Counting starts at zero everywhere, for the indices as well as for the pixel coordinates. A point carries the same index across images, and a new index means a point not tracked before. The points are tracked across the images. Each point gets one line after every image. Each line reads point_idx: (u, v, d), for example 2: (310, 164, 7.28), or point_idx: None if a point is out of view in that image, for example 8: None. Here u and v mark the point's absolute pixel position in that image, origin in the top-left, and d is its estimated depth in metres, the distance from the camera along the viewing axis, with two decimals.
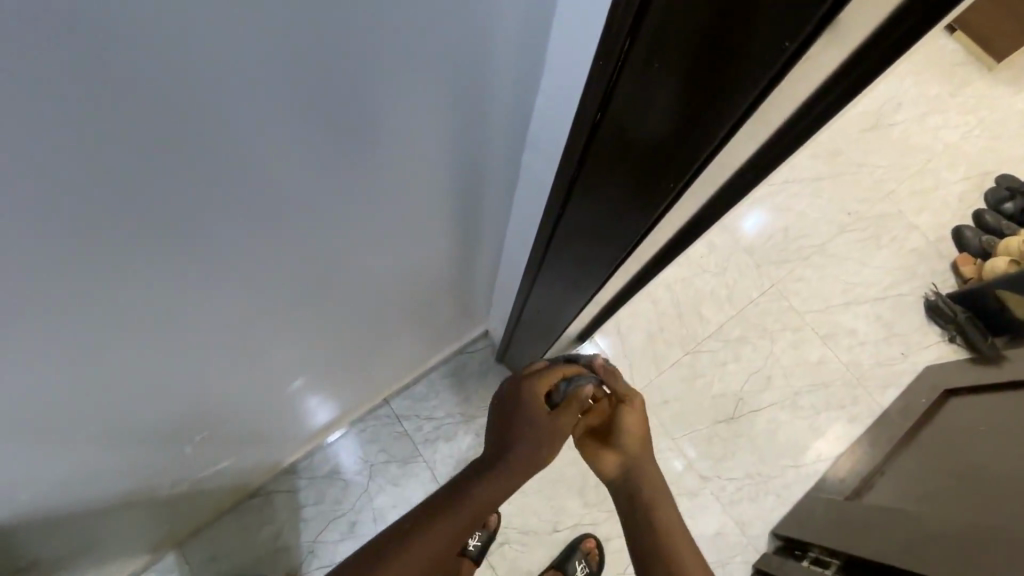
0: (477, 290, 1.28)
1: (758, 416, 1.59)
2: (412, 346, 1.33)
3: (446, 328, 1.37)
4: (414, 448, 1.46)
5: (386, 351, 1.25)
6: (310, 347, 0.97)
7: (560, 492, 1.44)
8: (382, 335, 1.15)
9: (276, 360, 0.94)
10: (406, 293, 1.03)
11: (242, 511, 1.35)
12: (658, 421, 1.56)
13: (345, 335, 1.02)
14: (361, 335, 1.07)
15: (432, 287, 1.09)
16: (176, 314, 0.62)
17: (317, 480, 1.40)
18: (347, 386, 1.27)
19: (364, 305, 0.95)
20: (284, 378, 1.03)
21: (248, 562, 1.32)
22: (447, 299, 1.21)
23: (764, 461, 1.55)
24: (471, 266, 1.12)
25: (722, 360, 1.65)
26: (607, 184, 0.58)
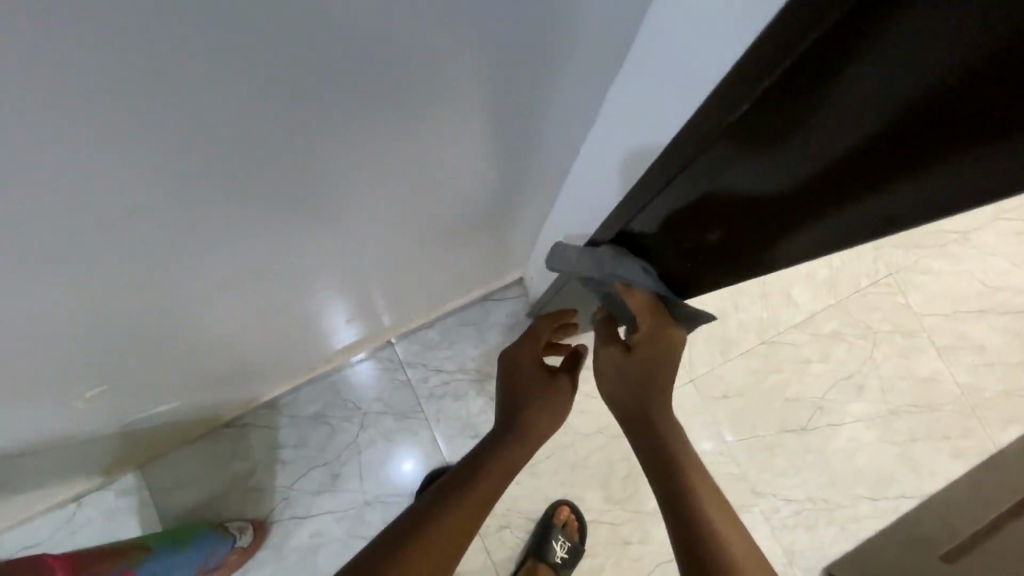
0: (518, 231, 0.98)
1: (837, 432, 1.28)
2: (426, 289, 1.06)
3: (472, 273, 1.10)
4: (415, 402, 1.24)
5: (394, 294, 1.00)
6: (291, 288, 0.72)
7: (578, 481, 1.21)
8: (388, 277, 0.88)
9: (244, 304, 0.69)
10: (424, 234, 0.75)
11: (213, 442, 1.18)
12: (714, 420, 1.27)
13: (338, 275, 0.76)
14: (361, 276, 0.81)
15: (462, 228, 0.80)
16: (10, 252, 0.35)
17: (300, 420, 1.21)
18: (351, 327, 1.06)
19: (364, 244, 0.68)
20: (263, 320, 0.80)
21: (215, 499, 1.16)
22: (480, 244, 0.93)
23: (833, 485, 1.26)
24: (518, 205, 0.83)
25: (806, 358, 1.31)
26: (680, 191, 0.49)
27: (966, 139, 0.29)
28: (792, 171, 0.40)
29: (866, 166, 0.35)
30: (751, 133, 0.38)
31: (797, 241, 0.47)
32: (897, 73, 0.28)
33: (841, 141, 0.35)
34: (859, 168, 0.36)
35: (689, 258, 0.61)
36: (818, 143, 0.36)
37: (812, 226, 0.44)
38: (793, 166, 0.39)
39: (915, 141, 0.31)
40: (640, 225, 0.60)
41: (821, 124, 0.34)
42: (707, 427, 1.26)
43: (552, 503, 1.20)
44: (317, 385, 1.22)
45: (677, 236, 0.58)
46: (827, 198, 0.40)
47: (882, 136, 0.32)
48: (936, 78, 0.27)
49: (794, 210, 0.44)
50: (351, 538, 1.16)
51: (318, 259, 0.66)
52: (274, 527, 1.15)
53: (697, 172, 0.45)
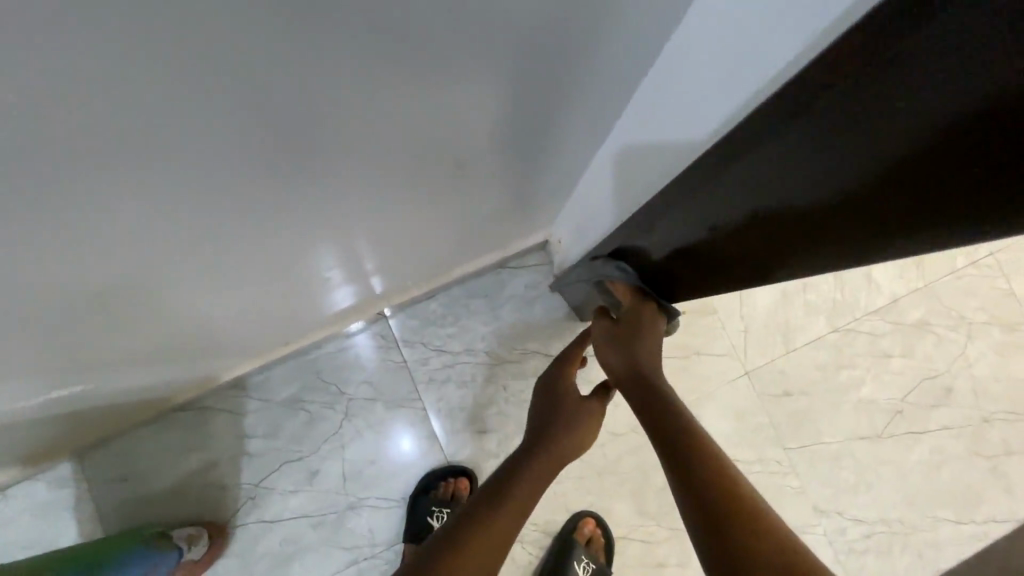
0: (550, 177, 0.75)
1: (919, 441, 1.06)
2: (429, 248, 0.83)
3: (485, 231, 0.88)
4: (412, 387, 1.03)
5: (386, 254, 0.77)
6: (233, 237, 0.49)
7: (606, 489, 1.01)
8: (377, 229, 0.65)
9: (157, 258, 0.46)
10: (430, 166, 0.52)
11: (167, 428, 0.98)
12: (771, 422, 1.05)
13: (303, 224, 0.53)
14: (337, 226, 0.58)
15: (482, 161, 0.57)
16: None
17: (273, 405, 1.00)
18: (329, 295, 0.84)
19: (340, 172, 0.45)
20: (201, 283, 0.57)
21: (169, 496, 0.97)
22: (502, 190, 0.71)
23: (911, 505, 1.05)
24: (559, 134, 0.59)
25: (885, 351, 1.09)
26: (708, 189, 0.50)
27: (968, 178, 0.29)
28: (818, 188, 0.39)
29: (882, 194, 0.35)
30: (786, 142, 0.38)
31: (814, 261, 0.46)
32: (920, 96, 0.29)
33: (868, 163, 0.34)
34: (879, 193, 0.35)
35: (707, 261, 0.62)
36: (846, 165, 0.36)
37: (830, 246, 0.43)
38: (818, 185, 0.39)
39: (928, 176, 0.31)
40: (665, 220, 0.60)
41: (851, 139, 0.34)
42: (763, 430, 1.04)
43: (574, 515, 0.99)
44: (295, 364, 1.01)
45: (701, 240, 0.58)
46: (847, 219, 0.39)
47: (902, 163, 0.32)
48: (949, 112, 0.28)
49: (813, 229, 0.43)
50: (331, 548, 0.97)
51: (267, 193, 0.43)
52: (239, 532, 0.96)
53: (730, 172, 0.46)
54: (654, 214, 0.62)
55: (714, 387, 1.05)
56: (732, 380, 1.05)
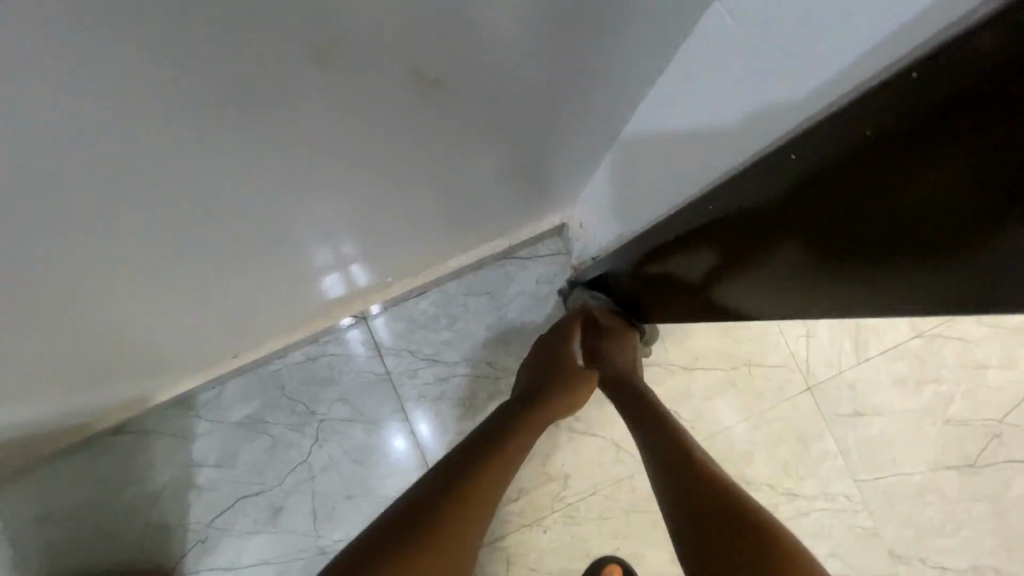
0: (573, 138, 0.55)
1: (1021, 472, 0.86)
2: (412, 233, 0.63)
3: (486, 212, 0.68)
4: (397, 405, 0.84)
5: (352, 241, 0.57)
6: (62, 219, 0.29)
7: (635, 530, 0.82)
8: (328, 209, 0.46)
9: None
10: (395, 106, 0.33)
11: (97, 455, 0.80)
12: (839, 449, 0.85)
13: (194, 197, 0.33)
14: (259, 203, 0.38)
15: (481, 102, 0.37)
16: None
17: (226, 428, 0.81)
18: (283, 295, 0.65)
19: (227, 92, 0.25)
20: (55, 288, 0.38)
21: (99, 538, 0.79)
22: (507, 153, 0.51)
23: (1009, 551, 0.85)
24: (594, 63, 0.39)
25: (980, 361, 0.88)
26: (694, 205, 0.44)
27: (978, 233, 0.23)
28: (803, 217, 0.33)
29: (883, 239, 0.28)
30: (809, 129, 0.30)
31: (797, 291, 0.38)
32: (945, 115, 0.22)
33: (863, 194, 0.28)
34: (860, 233, 0.29)
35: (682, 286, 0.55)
36: (838, 194, 0.30)
37: (796, 283, 0.37)
38: (804, 215, 0.33)
39: (927, 218, 0.25)
40: (650, 233, 0.55)
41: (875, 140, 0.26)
42: (829, 458, 0.85)
43: (596, 562, 0.81)
44: (251, 378, 0.82)
45: (676, 264, 0.52)
46: (826, 244, 0.32)
47: (902, 199, 0.26)
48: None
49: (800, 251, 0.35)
50: None
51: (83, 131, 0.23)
52: None
53: (720, 190, 0.40)
54: (645, 226, 0.56)
55: (768, 406, 0.85)
56: (790, 397, 0.86)
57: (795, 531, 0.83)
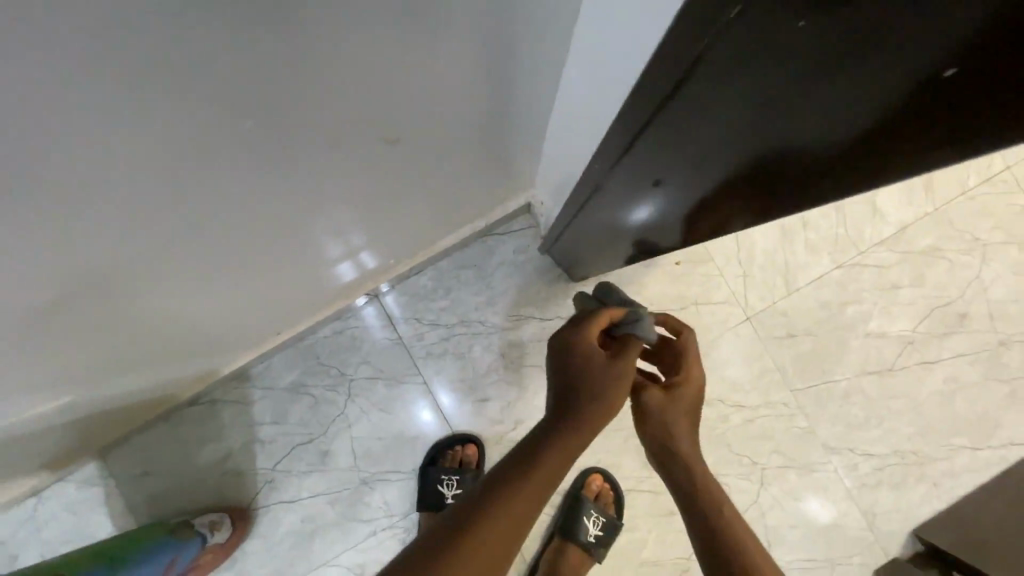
0: (516, 139, 0.72)
1: (931, 371, 1.03)
2: (404, 223, 0.81)
3: (462, 200, 0.85)
4: (410, 363, 1.03)
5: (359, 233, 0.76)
6: (189, 230, 0.49)
7: (611, 444, 1.02)
8: (338, 210, 0.64)
9: (102, 257, 0.45)
10: (372, 137, 0.50)
11: (181, 422, 1.01)
12: (775, 365, 1.03)
13: (252, 209, 0.52)
14: (292, 210, 0.56)
15: (433, 130, 0.55)
16: None
17: (278, 393, 1.02)
18: (310, 279, 0.83)
19: (281, 152, 0.44)
20: (164, 277, 0.57)
21: (191, 486, 1.01)
22: (466, 157, 0.68)
23: (924, 436, 1.03)
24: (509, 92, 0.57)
25: (893, 282, 1.04)
26: (658, 171, 0.49)
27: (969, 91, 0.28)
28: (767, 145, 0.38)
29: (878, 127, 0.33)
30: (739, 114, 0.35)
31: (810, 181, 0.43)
32: (858, 63, 0.28)
33: (799, 114, 0.33)
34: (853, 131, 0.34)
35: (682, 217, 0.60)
36: (782, 122, 0.34)
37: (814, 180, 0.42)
38: (769, 144, 0.38)
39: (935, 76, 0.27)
40: (629, 194, 0.58)
41: (809, 95, 0.31)
42: (767, 374, 1.03)
43: (582, 472, 1.01)
44: (292, 351, 1.02)
45: (679, 204, 0.55)
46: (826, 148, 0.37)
47: (822, 105, 0.32)
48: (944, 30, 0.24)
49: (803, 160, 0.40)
50: (349, 521, 1.00)
51: (207, 180, 0.43)
52: (261, 513, 1.00)
53: (670, 159, 0.45)
54: (608, 195, 0.62)
55: (715, 335, 1.03)
56: (732, 327, 1.03)
57: (742, 434, 1.02)
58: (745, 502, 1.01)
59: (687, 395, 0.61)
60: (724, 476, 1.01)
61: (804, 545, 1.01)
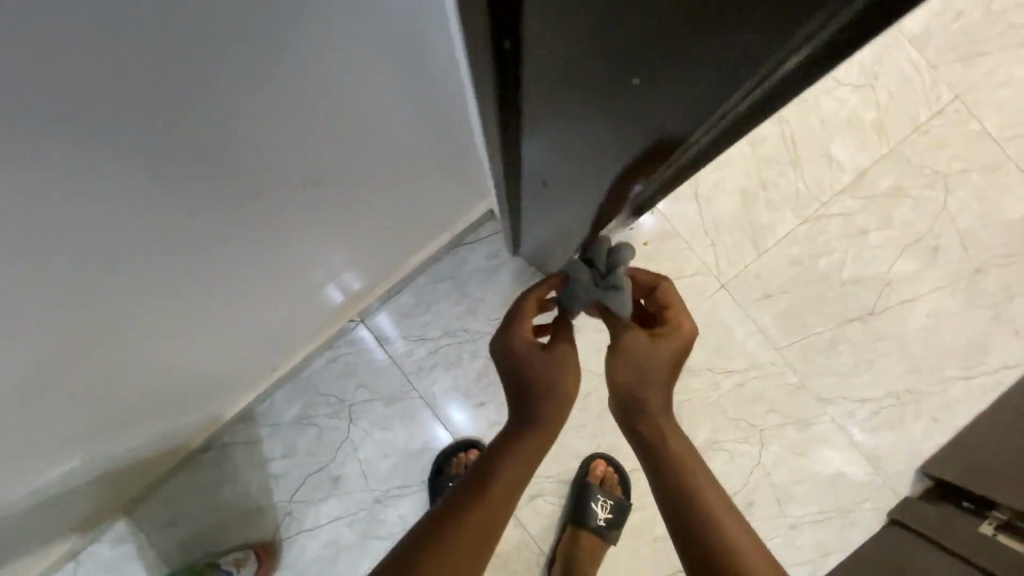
0: (452, 167, 0.75)
1: (912, 308, 1.04)
2: (360, 254, 0.84)
3: (417, 223, 0.88)
4: (404, 380, 1.07)
5: (320, 271, 0.79)
6: (151, 298, 0.54)
7: (609, 429, 1.04)
8: (299, 249, 0.67)
9: (74, 326, 0.49)
10: (318, 188, 0.54)
11: (197, 469, 1.06)
12: (757, 327, 1.05)
13: (208, 269, 0.56)
14: (252, 257, 0.60)
15: (362, 176, 0.58)
16: None
17: (283, 427, 1.06)
18: (291, 317, 0.87)
19: (217, 227, 0.48)
20: (141, 336, 0.60)
21: (216, 529, 1.05)
22: (404, 189, 0.72)
23: (916, 373, 1.04)
24: (430, 137, 0.60)
25: (861, 227, 1.05)
26: (549, 172, 0.47)
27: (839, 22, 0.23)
28: (626, 138, 0.36)
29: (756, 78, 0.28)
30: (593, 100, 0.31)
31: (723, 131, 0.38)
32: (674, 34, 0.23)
33: (638, 108, 0.32)
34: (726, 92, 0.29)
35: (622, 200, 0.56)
36: (626, 116, 0.33)
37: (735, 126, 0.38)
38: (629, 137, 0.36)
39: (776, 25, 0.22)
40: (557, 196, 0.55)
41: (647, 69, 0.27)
42: (751, 336, 1.05)
43: (585, 460, 1.04)
44: (291, 386, 1.06)
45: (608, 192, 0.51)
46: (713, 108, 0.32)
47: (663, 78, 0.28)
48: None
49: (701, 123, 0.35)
50: (369, 541, 1.04)
51: (161, 257, 0.47)
52: (285, 545, 1.04)
53: (562, 154, 0.42)
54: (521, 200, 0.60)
55: (693, 308, 1.05)
56: (709, 297, 1.05)
57: (735, 399, 1.04)
58: (748, 464, 1.03)
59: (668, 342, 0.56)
60: (723, 442, 1.03)
61: (813, 498, 1.03)
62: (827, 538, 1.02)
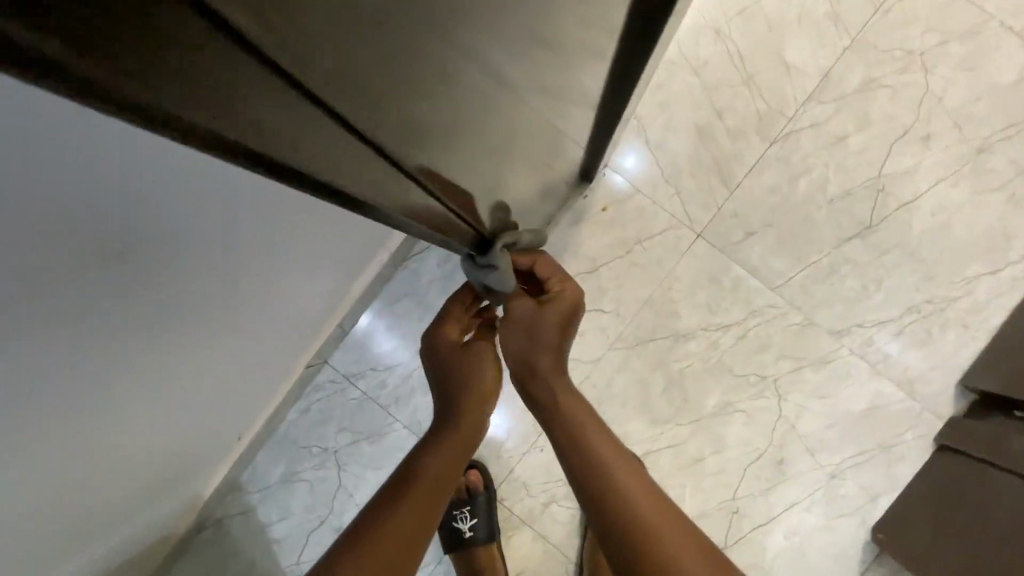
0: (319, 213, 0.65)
1: (915, 209, 0.92)
2: (271, 326, 0.74)
3: (322, 273, 0.78)
4: (383, 413, 0.99)
5: (228, 362, 0.69)
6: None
7: (610, 415, 0.95)
8: (221, 321, 0.59)
9: (62, 428, 0.46)
10: (211, 236, 0.47)
11: (196, 552, 1.00)
12: (746, 271, 0.94)
13: (50, 433, 0.45)
14: (119, 386, 0.50)
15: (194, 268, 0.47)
16: None
17: (273, 489, 1.00)
18: (247, 384, 0.80)
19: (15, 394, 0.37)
20: (137, 417, 0.58)
21: None
22: (271, 257, 0.61)
23: (934, 280, 0.92)
24: (248, 202, 0.50)
25: (838, 134, 0.94)
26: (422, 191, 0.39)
27: None
28: (409, 86, 0.27)
29: None
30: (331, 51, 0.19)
31: None
32: None
33: (387, 57, 0.23)
34: None
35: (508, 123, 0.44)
36: (382, 75, 0.24)
37: None
38: (413, 82, 0.27)
39: None
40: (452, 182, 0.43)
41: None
42: (742, 282, 0.94)
43: None
44: (271, 446, 1.00)
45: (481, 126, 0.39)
46: None
47: None
48: None
49: None
50: None
51: None
52: None
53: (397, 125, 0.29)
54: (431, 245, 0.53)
55: (672, 266, 0.95)
56: (686, 250, 0.95)
57: (740, 354, 0.94)
58: (769, 421, 0.94)
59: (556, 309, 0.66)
60: (737, 402, 0.94)
61: (848, 440, 0.93)
62: (872, 479, 0.93)
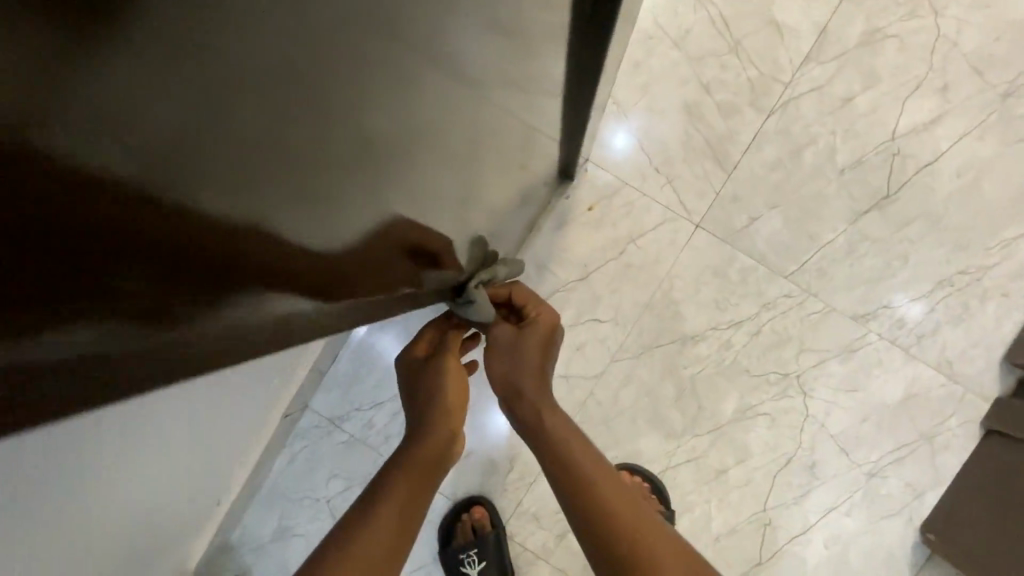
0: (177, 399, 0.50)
1: (938, 171, 0.82)
2: (168, 490, 0.63)
3: (222, 414, 0.65)
4: (375, 454, 0.91)
5: (120, 543, 0.59)
6: None
7: (621, 432, 0.86)
8: (68, 544, 0.48)
9: None
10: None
11: None
12: (755, 260, 0.85)
13: None
14: None
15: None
16: None
17: (267, 547, 0.92)
18: (168, 531, 0.70)
19: None
20: None
21: None
22: (119, 464, 0.48)
23: (966, 248, 0.82)
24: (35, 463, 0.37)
25: (843, 96, 0.83)
26: (383, 243, 0.33)
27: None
28: (387, 115, 0.22)
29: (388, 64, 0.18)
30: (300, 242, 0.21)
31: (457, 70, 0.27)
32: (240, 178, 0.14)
33: (343, 180, 0.22)
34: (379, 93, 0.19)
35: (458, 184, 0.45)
36: (347, 120, 0.18)
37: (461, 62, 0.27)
38: (385, 121, 0.22)
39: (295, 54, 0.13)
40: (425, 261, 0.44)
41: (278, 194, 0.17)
42: (751, 273, 0.85)
43: None
44: (259, 502, 0.92)
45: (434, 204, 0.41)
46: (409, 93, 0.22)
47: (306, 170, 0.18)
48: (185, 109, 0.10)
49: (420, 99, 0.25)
50: None
51: None
52: None
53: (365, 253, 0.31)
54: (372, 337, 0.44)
55: (672, 263, 0.86)
56: (686, 244, 0.85)
57: (757, 351, 0.85)
58: (796, 421, 0.85)
59: (535, 329, 0.63)
60: (759, 406, 0.85)
61: (884, 434, 0.84)
62: (915, 474, 0.84)
